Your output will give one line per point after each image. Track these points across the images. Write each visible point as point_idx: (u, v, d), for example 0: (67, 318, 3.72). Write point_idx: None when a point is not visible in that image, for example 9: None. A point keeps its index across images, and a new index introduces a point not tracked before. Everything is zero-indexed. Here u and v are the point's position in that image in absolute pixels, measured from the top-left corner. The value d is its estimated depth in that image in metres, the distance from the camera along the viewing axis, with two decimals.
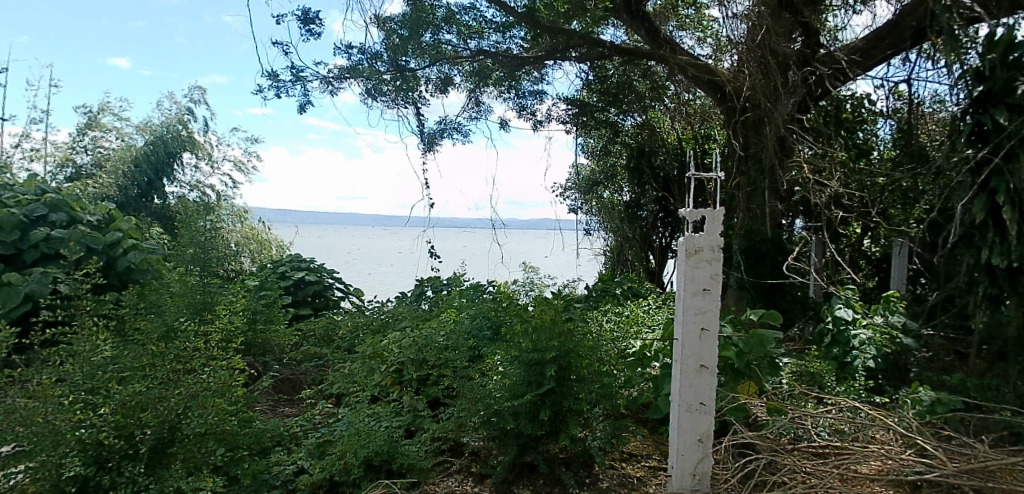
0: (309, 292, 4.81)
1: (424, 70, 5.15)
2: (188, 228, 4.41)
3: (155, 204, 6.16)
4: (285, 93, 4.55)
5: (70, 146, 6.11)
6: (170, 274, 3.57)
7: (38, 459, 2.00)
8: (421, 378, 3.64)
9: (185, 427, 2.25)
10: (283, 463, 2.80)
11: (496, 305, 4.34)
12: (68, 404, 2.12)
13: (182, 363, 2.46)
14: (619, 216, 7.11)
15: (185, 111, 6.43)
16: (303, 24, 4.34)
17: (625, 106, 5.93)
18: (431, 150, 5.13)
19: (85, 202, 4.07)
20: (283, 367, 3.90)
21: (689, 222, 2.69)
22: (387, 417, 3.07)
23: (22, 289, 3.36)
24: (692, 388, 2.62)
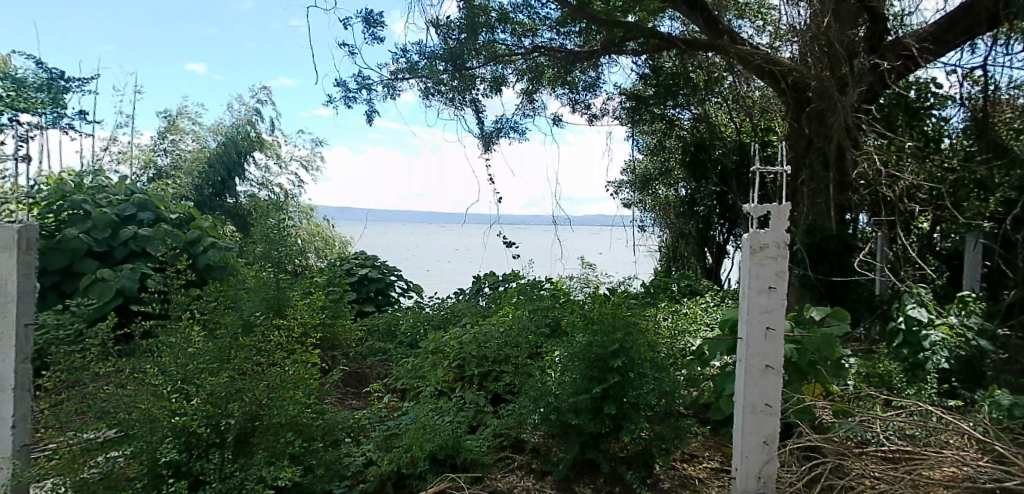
0: (372, 289, 4.93)
1: (481, 69, 5.15)
2: (261, 226, 4.58)
3: (229, 202, 6.40)
4: (354, 102, 4.66)
5: (153, 148, 6.52)
6: (245, 270, 3.72)
7: (138, 444, 2.15)
8: (483, 374, 3.68)
9: (266, 417, 2.34)
10: (353, 454, 2.83)
11: (555, 302, 4.34)
12: (164, 393, 2.26)
13: (264, 356, 2.57)
14: (675, 211, 6.98)
15: (253, 112, 6.65)
16: (367, 27, 4.43)
17: (681, 99, 5.82)
18: (487, 149, 5.16)
19: (167, 201, 4.28)
20: (350, 361, 4.02)
21: (753, 218, 2.61)
22: (451, 411, 3.12)
23: (115, 284, 3.54)
24: (757, 388, 2.55)
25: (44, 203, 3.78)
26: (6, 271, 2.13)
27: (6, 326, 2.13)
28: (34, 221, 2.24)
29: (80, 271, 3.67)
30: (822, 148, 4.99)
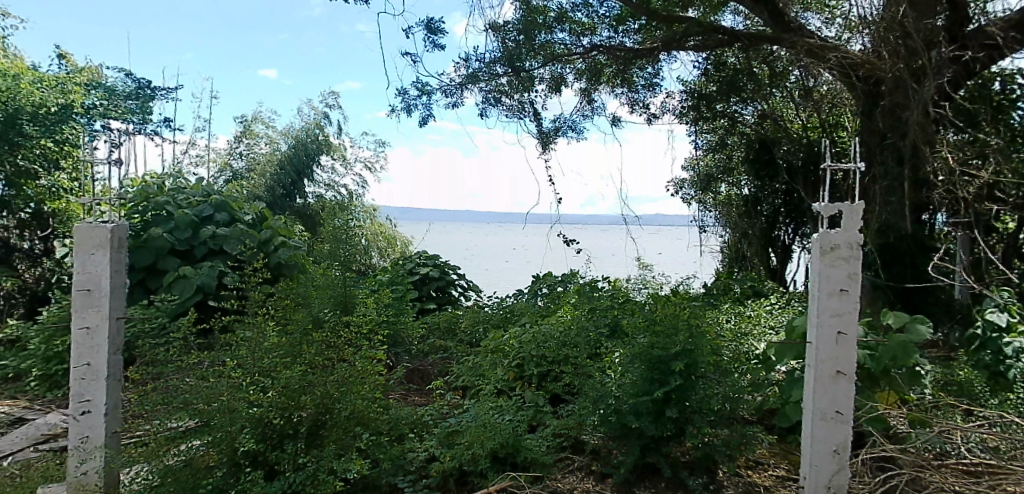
0: (433, 288, 5.00)
1: (539, 70, 5.13)
2: (328, 227, 4.73)
3: (298, 203, 6.64)
4: (413, 109, 4.73)
5: (229, 152, 6.82)
6: (314, 269, 3.85)
7: (218, 433, 2.26)
8: (542, 374, 3.67)
9: (337, 410, 2.42)
10: (416, 449, 2.88)
11: (614, 303, 4.29)
12: (242, 384, 2.37)
13: (334, 352, 2.66)
14: (737, 211, 6.77)
15: (321, 116, 6.86)
16: (428, 35, 4.49)
17: (745, 94, 5.65)
18: (544, 149, 5.15)
19: (242, 202, 4.47)
20: (412, 358, 4.09)
21: (823, 218, 2.51)
22: (511, 410, 3.14)
23: (195, 281, 3.73)
24: (826, 395, 2.45)
25: (132, 205, 4.01)
26: (100, 267, 2.27)
27: (100, 319, 2.27)
28: (124, 220, 2.39)
29: (163, 269, 3.88)
30: (897, 144, 4.74)
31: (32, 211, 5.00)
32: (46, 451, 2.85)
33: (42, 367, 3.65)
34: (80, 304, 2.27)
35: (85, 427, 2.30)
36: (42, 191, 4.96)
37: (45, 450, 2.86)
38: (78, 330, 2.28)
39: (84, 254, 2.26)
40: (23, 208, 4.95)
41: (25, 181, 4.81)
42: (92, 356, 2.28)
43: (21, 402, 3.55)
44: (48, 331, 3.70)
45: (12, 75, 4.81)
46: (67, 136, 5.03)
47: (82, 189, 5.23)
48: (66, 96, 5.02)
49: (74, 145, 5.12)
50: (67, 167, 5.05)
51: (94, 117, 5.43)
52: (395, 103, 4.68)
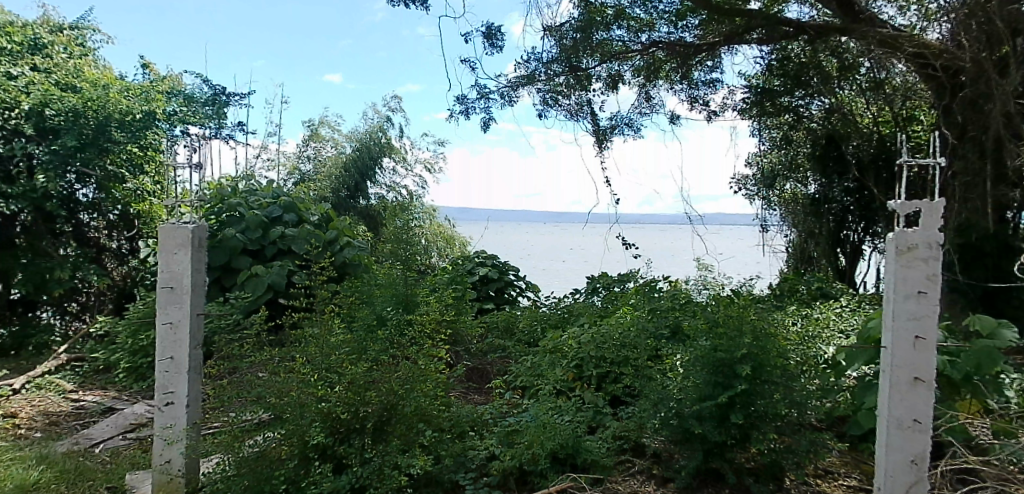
0: (492, 288, 5.04)
1: (596, 68, 5.07)
2: (390, 228, 4.83)
3: (361, 204, 6.82)
4: (473, 112, 4.77)
5: (297, 156, 6.91)
6: (377, 268, 3.94)
7: (290, 426, 2.34)
8: (602, 375, 3.62)
9: (402, 407, 2.46)
10: (477, 447, 2.89)
11: (674, 304, 4.20)
12: (310, 380, 2.44)
13: (398, 350, 2.71)
14: (803, 210, 6.52)
15: (384, 119, 7.00)
16: (487, 39, 4.52)
17: (811, 88, 5.42)
18: (600, 146, 5.09)
19: (308, 204, 4.60)
20: (471, 357, 4.12)
21: (900, 216, 2.37)
22: (570, 411, 3.12)
23: (266, 280, 3.87)
24: (904, 402, 2.31)
25: (208, 207, 4.20)
26: (182, 266, 2.39)
27: (182, 315, 2.39)
28: (203, 221, 2.51)
29: (237, 268, 4.06)
30: (979, 137, 4.45)
31: (119, 213, 5.33)
32: (133, 439, 3.02)
33: (129, 360, 3.89)
34: (164, 301, 2.40)
35: (169, 417, 2.42)
36: (129, 193, 5.23)
37: (132, 438, 3.04)
38: (163, 325, 2.40)
39: (168, 253, 2.39)
40: (111, 209, 5.29)
41: (113, 184, 5.09)
42: (175, 350, 2.40)
43: (111, 392, 3.78)
44: (133, 326, 3.93)
45: (100, 84, 4.94)
46: (150, 141, 5.14)
47: (164, 191, 5.49)
48: (150, 103, 5.06)
49: (157, 150, 5.26)
50: (150, 171, 5.31)
51: (174, 123, 5.44)
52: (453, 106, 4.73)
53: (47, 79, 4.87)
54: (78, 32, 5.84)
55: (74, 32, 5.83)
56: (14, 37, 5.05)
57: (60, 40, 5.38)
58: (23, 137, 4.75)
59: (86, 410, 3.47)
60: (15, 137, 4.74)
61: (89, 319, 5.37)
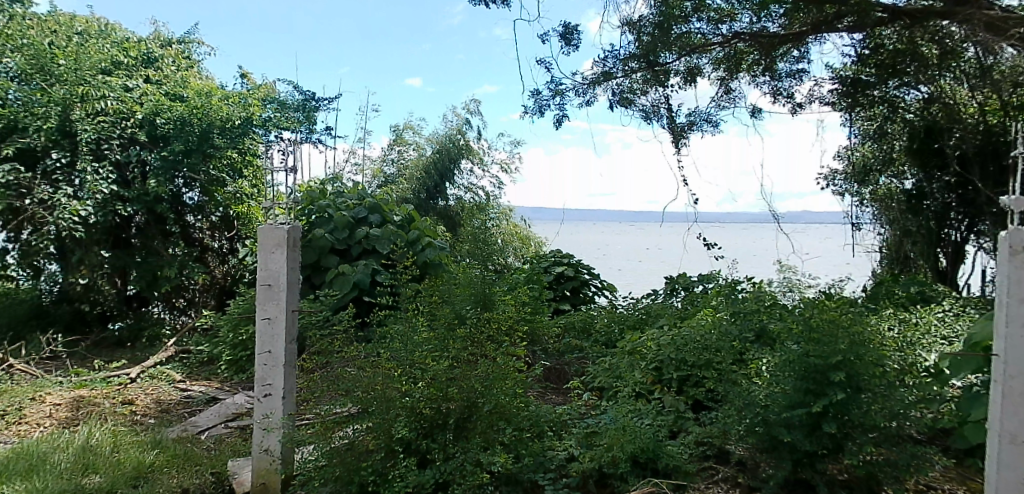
0: (568, 288, 5.01)
1: (674, 63, 4.90)
2: (468, 228, 4.91)
3: (440, 205, 6.96)
4: (547, 109, 4.72)
5: (382, 159, 7.17)
6: (456, 268, 4.00)
7: (376, 420, 2.41)
8: (682, 378, 3.52)
9: (482, 405, 2.48)
10: (556, 448, 2.86)
11: (759, 306, 4.04)
12: (395, 375, 2.50)
13: (478, 349, 2.74)
14: (900, 208, 6.12)
15: (464, 121, 7.11)
16: (564, 38, 4.50)
17: (908, 77, 5.03)
18: (677, 142, 4.96)
19: (392, 205, 4.72)
20: (549, 357, 4.11)
21: (1015, 213, 2.16)
22: (650, 415, 3.05)
23: (352, 278, 4.03)
24: (1019, 415, 2.09)
25: (300, 208, 4.42)
26: (279, 265, 2.51)
27: (279, 311, 2.51)
28: (298, 222, 2.63)
29: (326, 267, 4.26)
30: None
31: (221, 214, 5.64)
32: (235, 428, 3.21)
33: (230, 353, 4.13)
34: (262, 297, 2.53)
35: (267, 407, 2.56)
36: (230, 196, 5.53)
37: (233, 427, 3.23)
38: (262, 321, 2.53)
39: (266, 252, 2.52)
40: (214, 211, 5.62)
41: (215, 188, 5.43)
42: (272, 344, 2.53)
43: (214, 383, 4.04)
44: (234, 320, 4.17)
45: (204, 92, 5.27)
46: (248, 146, 5.44)
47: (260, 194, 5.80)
48: (247, 109, 5.34)
49: (254, 155, 5.57)
50: (247, 175, 5.63)
51: (269, 129, 5.69)
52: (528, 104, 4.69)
53: (158, 90, 5.28)
54: (185, 46, 6.31)
55: (182, 46, 6.29)
56: (131, 52, 5.52)
57: (169, 53, 5.86)
58: (138, 145, 5.16)
59: (192, 399, 3.71)
60: (131, 144, 5.14)
61: (194, 314, 5.72)
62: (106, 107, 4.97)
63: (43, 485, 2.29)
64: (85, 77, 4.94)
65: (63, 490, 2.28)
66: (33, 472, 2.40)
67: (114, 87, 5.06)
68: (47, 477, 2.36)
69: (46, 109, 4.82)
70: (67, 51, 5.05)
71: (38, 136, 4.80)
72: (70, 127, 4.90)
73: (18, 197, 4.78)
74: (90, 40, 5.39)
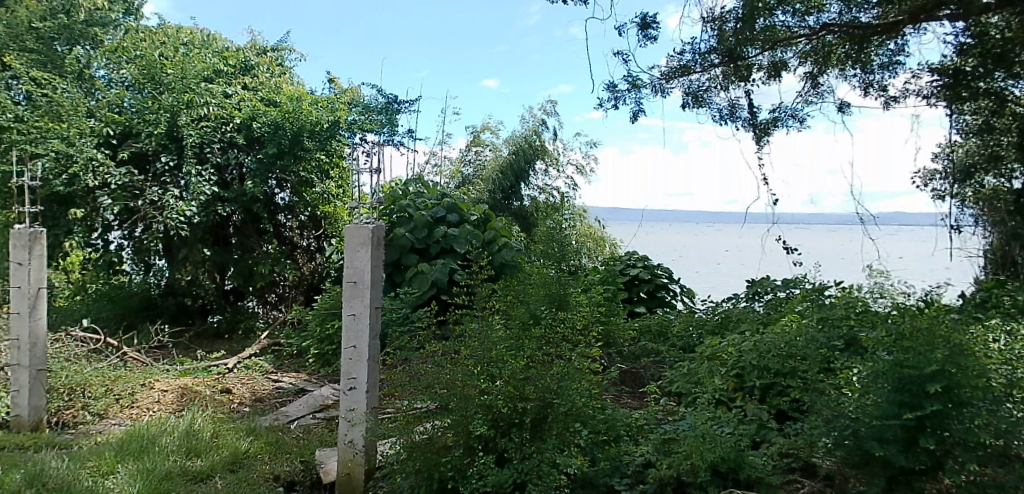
0: (644, 291, 4.93)
1: (757, 57, 4.45)
2: (543, 228, 4.91)
3: (515, 205, 7.01)
4: (623, 103, 4.54)
5: (460, 159, 7.27)
6: (531, 268, 4.01)
7: (455, 416, 2.45)
8: (766, 387, 3.37)
9: (557, 406, 2.47)
10: (632, 453, 2.78)
11: (850, 313, 3.83)
12: (474, 373, 2.53)
13: (553, 350, 2.73)
14: (1007, 209, 5.38)
15: (539, 122, 7.12)
16: (641, 30, 4.42)
17: (1019, 67, 4.56)
18: (760, 140, 4.66)
19: (469, 205, 4.77)
20: (624, 360, 4.06)
21: None
22: (731, 423, 2.93)
23: (430, 277, 4.13)
24: None
25: (382, 208, 4.57)
26: (363, 263, 2.60)
27: (363, 307, 2.60)
28: (381, 221, 2.72)
29: (405, 265, 4.39)
30: None
31: (309, 214, 5.89)
32: (321, 418, 3.35)
33: (317, 347, 4.31)
34: (349, 294, 2.63)
35: (352, 400, 2.65)
36: (318, 197, 5.79)
37: (320, 418, 3.37)
38: (348, 316, 2.63)
39: (352, 250, 2.61)
40: (303, 211, 5.88)
41: (305, 189, 5.70)
42: (357, 340, 2.62)
43: (303, 375, 4.24)
44: (320, 315, 4.35)
45: (295, 98, 5.51)
46: (335, 148, 5.64)
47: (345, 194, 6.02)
48: (334, 113, 5.49)
49: (340, 156, 5.79)
50: (334, 176, 5.85)
51: (355, 132, 5.79)
52: (602, 98, 4.56)
53: (254, 96, 5.59)
54: (277, 54, 6.70)
55: (275, 54, 6.67)
56: (230, 61, 5.86)
57: (264, 61, 6.18)
58: (236, 148, 5.45)
59: (283, 390, 3.91)
60: (230, 148, 5.43)
61: (285, 309, 5.98)
62: (209, 113, 5.30)
63: (153, 465, 2.48)
64: (190, 85, 5.30)
65: (170, 471, 2.45)
66: (144, 453, 2.59)
67: (216, 94, 5.39)
68: (157, 458, 2.55)
69: (156, 116, 5.21)
70: (174, 61, 5.43)
71: (150, 140, 5.21)
72: (176, 132, 5.26)
73: (132, 198, 5.19)
74: (194, 50, 5.78)
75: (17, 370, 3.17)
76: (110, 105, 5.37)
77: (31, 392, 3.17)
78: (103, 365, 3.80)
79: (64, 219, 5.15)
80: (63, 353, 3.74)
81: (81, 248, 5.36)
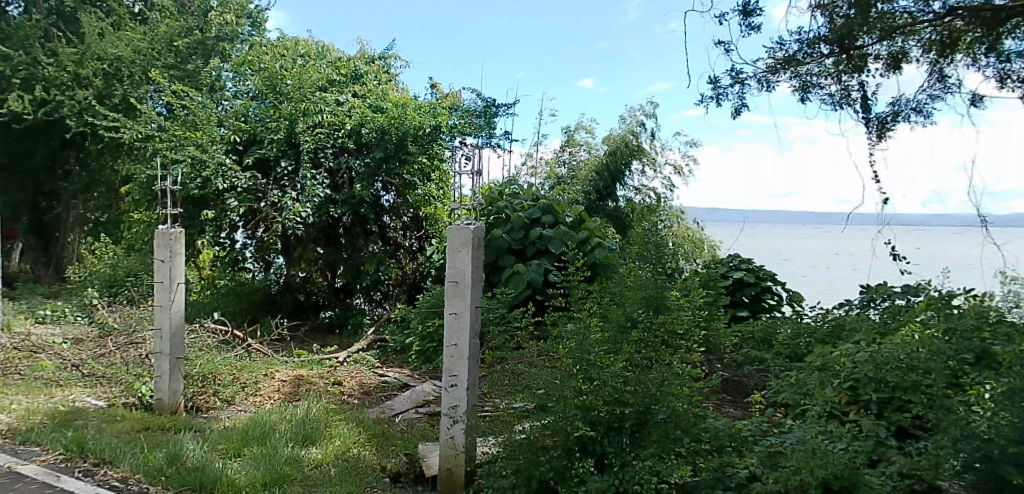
0: (747, 296, 4.74)
1: (873, 47, 3.82)
2: (639, 230, 4.82)
3: (610, 206, 6.97)
4: (724, 100, 4.38)
5: (555, 159, 7.26)
6: (628, 270, 3.94)
7: (553, 417, 2.44)
8: (883, 402, 3.11)
9: (656, 412, 2.42)
10: (735, 466, 2.60)
11: (982, 324, 3.48)
12: (573, 374, 2.52)
13: (652, 355, 2.68)
14: None
15: (636, 121, 7.01)
16: (743, 19, 4.13)
17: None
18: (880, 136, 4.26)
19: (564, 205, 4.78)
20: (725, 367, 3.92)
21: None
22: (845, 439, 2.74)
23: (526, 277, 4.18)
24: None
25: (481, 209, 4.66)
26: (464, 263, 2.67)
27: (464, 307, 2.66)
28: (481, 222, 2.77)
29: (502, 266, 4.46)
30: None
31: (411, 216, 6.09)
32: (424, 414, 3.46)
33: (419, 344, 4.48)
34: (450, 293, 2.70)
35: (454, 397, 2.71)
36: (420, 198, 5.98)
37: (423, 413, 3.48)
38: (449, 315, 2.70)
39: (454, 251, 2.68)
40: (406, 212, 6.07)
41: (408, 191, 5.90)
42: (458, 338, 2.68)
43: (406, 371, 4.40)
44: (422, 313, 4.51)
45: (400, 104, 5.73)
46: (436, 152, 5.79)
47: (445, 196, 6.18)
48: (436, 118, 5.65)
49: (441, 160, 5.91)
50: (434, 179, 6.01)
51: (454, 136, 5.91)
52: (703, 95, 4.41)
53: (364, 103, 5.85)
54: (385, 61, 7.00)
55: (382, 62, 6.98)
56: (342, 71, 6.18)
57: (372, 70, 6.46)
58: (347, 153, 5.75)
59: (388, 384, 4.08)
60: (342, 152, 5.73)
61: (389, 306, 6.20)
62: (323, 120, 5.63)
63: (274, 450, 2.65)
64: (307, 95, 5.66)
65: (290, 457, 2.62)
66: (266, 439, 2.79)
67: (329, 103, 5.71)
68: (277, 443, 2.73)
69: (278, 124, 5.60)
70: (293, 72, 5.81)
71: (272, 146, 5.58)
72: (294, 138, 5.62)
73: (257, 200, 5.60)
74: (310, 61, 6.15)
75: (159, 357, 3.45)
76: (238, 115, 5.85)
77: (172, 378, 3.46)
78: (231, 355, 4.13)
79: (197, 219, 5.65)
80: (197, 343, 4.09)
81: (211, 247, 5.84)
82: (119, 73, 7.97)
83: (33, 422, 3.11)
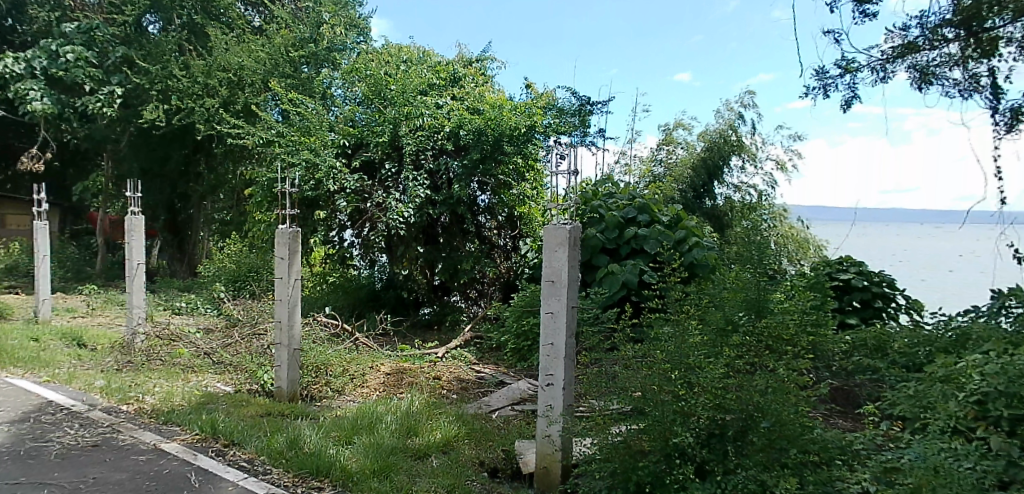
0: (858, 299, 4.46)
1: (1008, 29, 3.30)
2: (741, 230, 4.64)
3: (708, 205, 6.79)
4: (833, 90, 4.14)
5: (651, 157, 7.10)
6: (728, 272, 3.79)
7: (651, 421, 2.40)
8: (1017, 419, 2.81)
9: (761, 420, 2.31)
10: (846, 480, 2.38)
11: None
12: (671, 378, 2.46)
13: (754, 360, 2.57)
14: None
15: (735, 116, 6.75)
16: (858, 5, 3.89)
17: None
18: (1013, 128, 3.84)
19: (661, 205, 4.69)
20: (835, 375, 3.71)
21: None
22: (972, 458, 2.52)
23: (620, 277, 4.14)
24: None
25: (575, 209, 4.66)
26: (560, 262, 2.68)
27: (561, 307, 2.67)
28: (578, 221, 2.77)
29: (596, 265, 4.44)
30: None
31: (506, 214, 6.16)
32: (520, 411, 3.51)
33: (515, 342, 4.55)
34: (546, 292, 2.72)
35: (550, 397, 2.74)
36: (514, 198, 6.05)
37: (519, 410, 3.54)
38: (546, 314, 2.72)
39: (551, 250, 2.70)
40: (501, 211, 6.15)
41: (503, 190, 6.00)
42: (555, 337, 2.70)
43: (502, 368, 4.48)
44: (518, 312, 4.58)
45: (496, 105, 5.83)
46: (530, 152, 5.84)
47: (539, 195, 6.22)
48: (531, 118, 5.70)
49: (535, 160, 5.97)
50: (528, 178, 6.06)
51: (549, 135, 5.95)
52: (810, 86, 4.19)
53: (461, 105, 6.00)
54: (481, 64, 7.13)
55: (479, 64, 7.13)
56: (442, 74, 6.36)
57: (470, 73, 6.59)
58: (445, 154, 5.91)
59: (485, 380, 4.17)
60: (441, 154, 5.90)
61: (483, 304, 6.34)
62: (423, 123, 5.82)
63: (382, 440, 2.79)
64: (409, 99, 5.89)
65: (396, 446, 2.75)
66: (374, 428, 2.93)
67: (429, 107, 5.89)
68: (384, 433, 2.87)
69: (382, 128, 5.88)
70: (396, 78, 6.06)
71: (377, 149, 5.86)
72: (397, 141, 5.87)
73: (362, 201, 5.88)
74: (413, 66, 6.38)
75: (278, 348, 3.70)
76: (346, 120, 6.18)
77: (289, 367, 3.70)
78: (341, 347, 4.38)
79: (310, 219, 6.02)
80: (312, 336, 4.36)
81: (321, 245, 6.21)
82: (241, 81, 8.60)
83: (172, 404, 3.44)
